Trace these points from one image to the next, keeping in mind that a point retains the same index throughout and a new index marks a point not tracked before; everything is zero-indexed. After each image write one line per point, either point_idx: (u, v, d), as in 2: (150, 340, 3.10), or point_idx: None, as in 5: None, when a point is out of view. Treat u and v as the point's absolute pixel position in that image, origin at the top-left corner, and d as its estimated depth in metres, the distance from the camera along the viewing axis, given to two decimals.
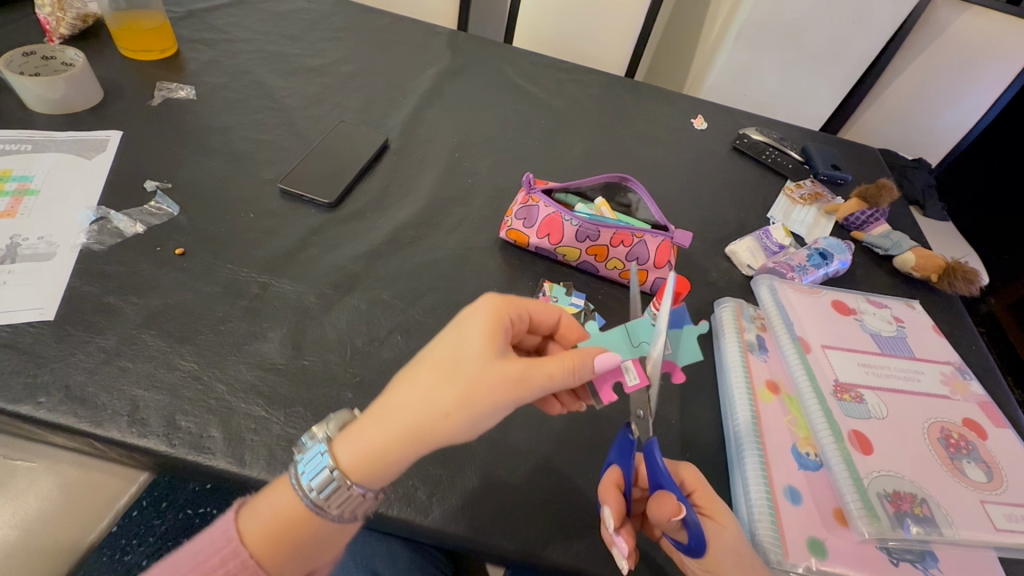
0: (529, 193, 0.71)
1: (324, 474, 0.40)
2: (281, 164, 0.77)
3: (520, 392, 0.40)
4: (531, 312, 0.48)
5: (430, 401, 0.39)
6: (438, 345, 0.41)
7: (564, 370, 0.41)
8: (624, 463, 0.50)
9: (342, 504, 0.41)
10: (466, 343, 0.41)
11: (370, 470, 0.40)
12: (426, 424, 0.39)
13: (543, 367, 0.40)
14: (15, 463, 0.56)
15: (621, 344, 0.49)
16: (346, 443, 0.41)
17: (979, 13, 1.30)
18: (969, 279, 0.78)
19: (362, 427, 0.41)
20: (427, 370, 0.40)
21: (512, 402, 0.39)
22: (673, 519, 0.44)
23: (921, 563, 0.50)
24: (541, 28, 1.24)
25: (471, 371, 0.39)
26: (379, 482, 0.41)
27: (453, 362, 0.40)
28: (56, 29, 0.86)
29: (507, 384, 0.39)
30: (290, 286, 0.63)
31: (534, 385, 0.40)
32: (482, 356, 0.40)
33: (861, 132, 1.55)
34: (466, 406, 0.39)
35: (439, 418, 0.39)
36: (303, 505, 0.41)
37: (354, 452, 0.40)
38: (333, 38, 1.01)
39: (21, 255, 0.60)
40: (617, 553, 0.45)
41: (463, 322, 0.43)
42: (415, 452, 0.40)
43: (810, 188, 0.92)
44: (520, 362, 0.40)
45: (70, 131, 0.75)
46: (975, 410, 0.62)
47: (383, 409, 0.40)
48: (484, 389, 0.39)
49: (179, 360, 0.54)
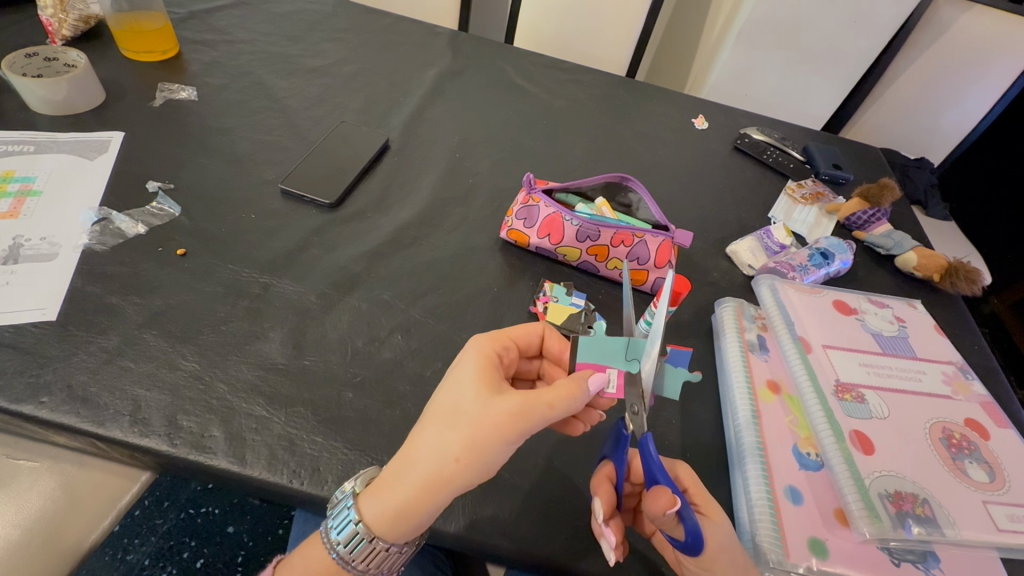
0: (529, 193, 0.71)
1: (349, 529, 0.44)
2: (282, 165, 0.77)
3: (522, 425, 0.41)
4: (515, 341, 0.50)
5: (436, 450, 0.41)
6: (438, 396, 0.44)
7: (564, 396, 0.42)
8: (617, 458, 0.50)
9: (366, 557, 0.45)
10: (462, 390, 0.43)
11: (394, 520, 0.42)
12: (437, 471, 0.41)
13: (540, 398, 0.41)
14: (17, 463, 0.56)
15: (615, 350, 0.49)
16: (369, 498, 0.43)
17: (981, 12, 1.29)
18: (971, 278, 0.78)
19: (379, 486, 0.43)
20: (432, 421, 0.42)
21: (516, 436, 0.41)
22: (669, 511, 0.43)
23: (923, 563, 0.50)
24: (542, 28, 1.24)
25: (471, 415, 0.41)
26: (411, 529, 0.43)
27: (454, 409, 0.42)
28: (58, 31, 0.86)
29: (506, 420, 0.40)
30: (291, 286, 0.63)
31: (535, 417, 0.41)
32: (479, 398, 0.42)
33: (863, 132, 1.55)
34: (472, 448, 0.40)
35: (449, 464, 0.40)
36: (334, 561, 0.46)
37: (374, 505, 0.43)
38: (334, 39, 1.01)
39: (23, 256, 0.60)
40: (605, 544, 0.45)
41: (456, 371, 0.44)
42: (433, 499, 0.41)
43: (811, 188, 0.92)
44: (516, 396, 0.41)
45: (73, 132, 0.75)
46: (978, 410, 0.62)
47: (395, 463, 0.43)
48: (485, 430, 0.40)
49: (180, 360, 0.54)
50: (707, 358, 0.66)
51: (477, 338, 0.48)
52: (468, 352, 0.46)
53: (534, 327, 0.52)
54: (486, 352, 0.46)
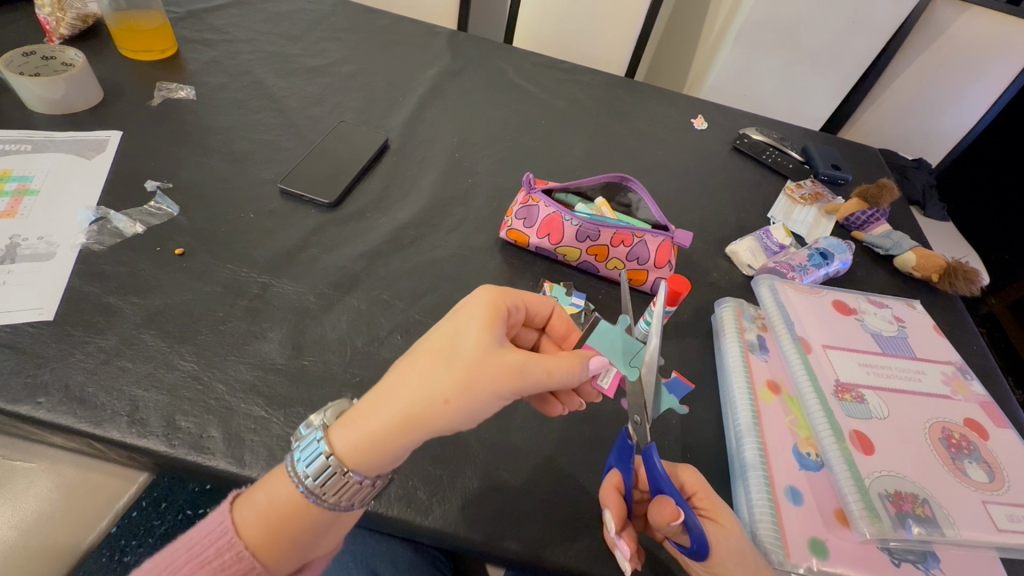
0: (529, 193, 0.71)
1: (319, 461, 0.41)
2: (280, 164, 0.77)
3: (518, 384, 0.40)
4: (527, 302, 0.49)
5: (427, 387, 0.40)
6: (437, 332, 0.42)
7: (564, 368, 0.43)
8: (623, 466, 0.50)
9: (338, 491, 0.41)
10: (464, 331, 0.42)
11: (366, 453, 0.41)
12: (422, 409, 0.40)
13: (543, 362, 0.42)
14: (14, 464, 0.56)
15: (623, 351, 0.53)
16: (344, 429, 0.42)
17: (980, 13, 1.30)
18: (970, 279, 0.78)
19: (359, 416, 0.41)
20: (426, 357, 0.41)
21: (511, 391, 0.40)
22: (673, 523, 0.44)
23: (923, 564, 0.50)
24: (541, 28, 1.24)
25: (470, 359, 0.40)
26: (380, 465, 0.41)
27: (451, 349, 0.41)
28: (56, 30, 0.86)
29: (506, 375, 0.40)
30: (290, 286, 0.63)
31: (533, 378, 0.41)
32: (481, 344, 0.41)
33: (862, 132, 1.55)
34: (464, 393, 0.39)
35: (436, 404, 0.39)
36: (302, 495, 0.41)
37: (351, 436, 0.41)
38: (333, 39, 1.01)
39: (20, 255, 0.60)
40: (619, 555, 0.45)
41: (461, 311, 0.44)
42: (412, 437, 0.40)
43: (810, 188, 0.92)
44: (518, 353, 0.41)
45: (71, 132, 0.75)
46: (977, 410, 0.62)
47: (377, 395, 0.41)
48: (480, 376, 0.39)
49: (179, 360, 0.54)
50: (708, 358, 0.66)
51: (485, 282, 0.47)
52: (475, 294, 0.45)
53: (549, 302, 0.53)
54: (497, 295, 0.45)
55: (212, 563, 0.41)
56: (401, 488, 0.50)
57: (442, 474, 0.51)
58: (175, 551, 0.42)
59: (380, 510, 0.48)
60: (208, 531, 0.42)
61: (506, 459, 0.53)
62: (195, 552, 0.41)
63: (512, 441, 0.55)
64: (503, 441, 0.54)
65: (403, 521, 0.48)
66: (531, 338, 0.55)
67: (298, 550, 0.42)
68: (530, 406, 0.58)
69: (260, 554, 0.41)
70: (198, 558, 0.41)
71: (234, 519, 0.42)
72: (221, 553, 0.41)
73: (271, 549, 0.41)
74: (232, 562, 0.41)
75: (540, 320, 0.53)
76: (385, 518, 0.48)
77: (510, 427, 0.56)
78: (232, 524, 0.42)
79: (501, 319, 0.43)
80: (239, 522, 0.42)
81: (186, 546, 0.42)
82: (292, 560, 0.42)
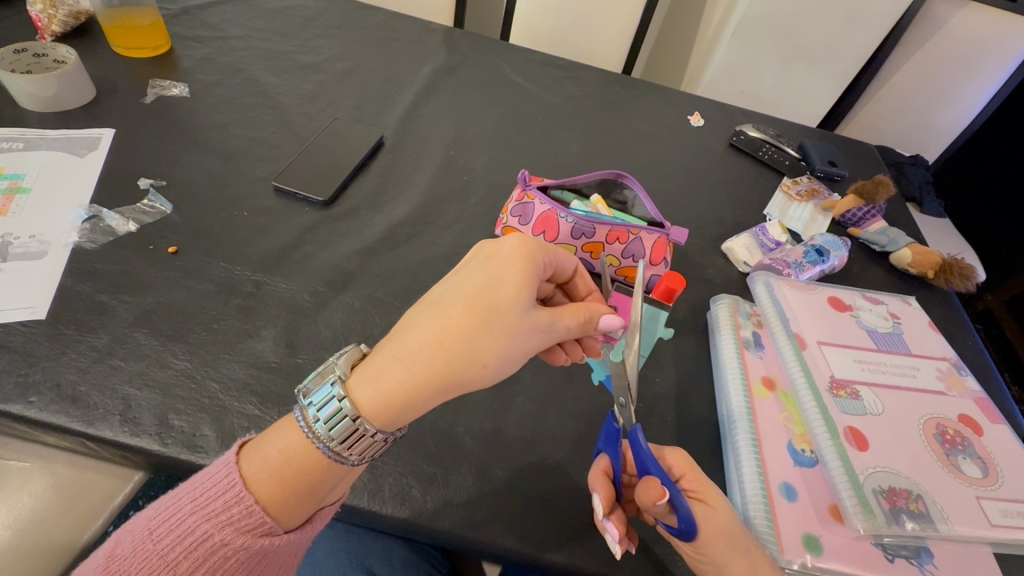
0: (524, 189, 0.70)
1: (346, 424, 0.39)
2: (274, 161, 0.76)
3: (543, 341, 0.44)
4: (557, 260, 0.49)
5: (469, 349, 0.40)
6: (471, 285, 0.41)
7: (580, 324, 0.47)
8: (611, 451, 0.51)
9: (360, 449, 0.40)
10: (503, 285, 0.42)
11: (389, 408, 0.40)
12: (461, 370, 0.40)
13: (565, 320, 0.45)
14: (7, 463, 0.56)
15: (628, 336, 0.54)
16: (365, 384, 0.40)
17: (977, 8, 1.29)
18: (966, 275, 0.78)
19: (380, 372, 0.40)
20: (463, 316, 0.40)
21: (535, 346, 0.43)
22: (660, 502, 0.44)
23: (917, 559, 0.50)
24: (539, 24, 1.23)
25: (511, 316, 0.41)
26: (401, 420, 0.41)
27: (490, 309, 0.41)
28: (48, 27, 0.85)
29: (538, 336, 0.43)
30: (284, 284, 0.62)
31: (555, 333, 0.44)
32: (518, 304, 0.41)
33: (858, 129, 1.56)
34: (502, 355, 0.41)
35: (476, 367, 0.40)
36: (320, 453, 0.40)
37: (376, 395, 0.40)
38: (329, 36, 1.01)
39: (12, 254, 0.59)
40: (609, 538, 0.45)
41: (497, 266, 0.43)
42: (442, 396, 0.40)
43: (807, 184, 0.90)
44: (547, 313, 0.44)
45: (62, 130, 0.74)
46: (970, 406, 0.62)
47: (406, 349, 0.40)
48: (515, 334, 0.41)
49: (172, 359, 0.54)
50: (703, 354, 0.66)
51: (517, 233, 0.46)
52: (508, 245, 0.44)
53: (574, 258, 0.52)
54: (533, 250, 0.45)
55: (219, 516, 0.39)
56: (396, 487, 0.50)
57: (437, 472, 0.51)
58: (179, 499, 0.40)
59: (376, 508, 0.48)
60: (214, 482, 0.40)
61: (502, 457, 0.53)
62: (201, 503, 0.39)
63: (507, 437, 0.55)
64: (498, 438, 0.54)
65: (397, 519, 0.48)
66: (547, 289, 0.54)
67: (314, 504, 0.41)
68: (525, 404, 0.57)
69: (272, 510, 0.39)
70: (205, 511, 0.39)
71: (241, 472, 0.40)
72: (228, 506, 0.39)
73: (285, 502, 0.40)
74: (240, 516, 0.39)
75: (562, 276, 0.53)
76: (382, 516, 0.48)
77: (505, 424, 0.55)
78: (240, 477, 0.40)
79: (535, 273, 0.44)
80: (247, 476, 0.40)
81: (190, 495, 0.40)
82: (306, 511, 0.41)
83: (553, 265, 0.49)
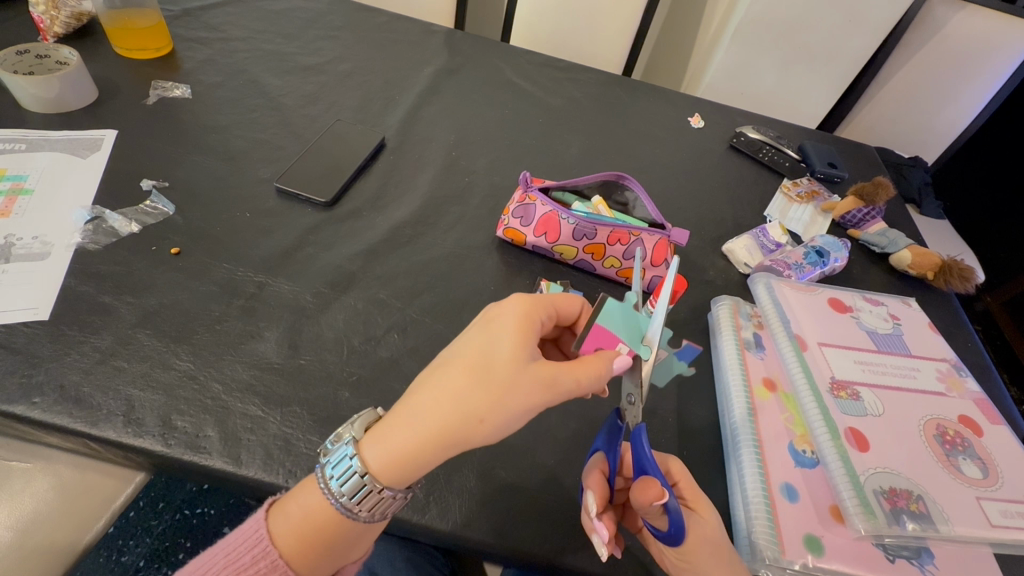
0: (526, 191, 0.70)
1: (354, 480, 0.40)
2: (276, 163, 0.77)
3: (549, 396, 0.41)
4: (559, 309, 0.49)
5: (465, 406, 0.39)
6: (470, 346, 0.41)
7: (593, 376, 0.43)
8: (610, 450, 0.51)
9: (371, 505, 0.41)
10: (500, 343, 0.41)
11: (397, 466, 0.40)
12: (457, 427, 0.39)
13: (572, 373, 0.42)
14: (10, 464, 0.56)
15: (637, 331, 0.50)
16: (372, 444, 0.41)
17: (977, 10, 1.30)
18: (965, 276, 0.78)
19: (386, 432, 0.41)
20: (459, 374, 0.40)
21: (541, 404, 0.41)
22: (656, 503, 0.44)
23: (917, 559, 0.51)
24: (539, 26, 1.23)
25: (507, 372, 0.40)
26: (411, 477, 0.41)
27: (486, 366, 0.40)
28: (50, 28, 0.85)
29: (541, 391, 0.40)
30: (287, 285, 0.62)
31: (562, 388, 0.41)
32: (513, 359, 0.40)
33: (858, 131, 1.56)
34: (500, 412, 0.39)
35: (471, 423, 0.39)
36: (335, 509, 0.41)
37: (383, 454, 0.40)
38: (330, 37, 1.01)
39: (15, 255, 0.60)
40: (597, 539, 0.46)
41: (495, 324, 0.43)
42: (445, 451, 0.39)
43: (807, 186, 0.91)
44: (549, 366, 0.41)
45: (64, 131, 0.74)
46: (970, 407, 0.62)
47: (410, 408, 0.40)
48: (512, 390, 0.39)
49: (175, 360, 0.54)
50: (703, 355, 0.66)
51: (520, 293, 0.46)
52: (508, 305, 0.44)
53: (580, 300, 0.51)
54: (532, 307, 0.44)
55: (248, 569, 0.41)
56: None
57: (439, 473, 0.51)
58: (215, 557, 0.42)
59: None
60: (244, 537, 0.42)
61: (504, 457, 0.53)
62: (233, 558, 0.42)
63: (509, 438, 0.55)
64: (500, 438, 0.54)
65: (399, 520, 0.48)
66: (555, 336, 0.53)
67: (335, 560, 0.42)
68: None
69: (294, 563, 0.41)
70: (236, 564, 0.42)
71: (269, 528, 0.42)
72: (257, 559, 0.41)
73: (307, 558, 0.41)
74: (267, 569, 0.41)
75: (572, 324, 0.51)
76: None
77: None
78: (267, 531, 0.42)
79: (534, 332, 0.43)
80: (274, 532, 0.42)
81: (225, 550, 0.42)
82: (329, 566, 0.42)
83: (556, 315, 0.48)
